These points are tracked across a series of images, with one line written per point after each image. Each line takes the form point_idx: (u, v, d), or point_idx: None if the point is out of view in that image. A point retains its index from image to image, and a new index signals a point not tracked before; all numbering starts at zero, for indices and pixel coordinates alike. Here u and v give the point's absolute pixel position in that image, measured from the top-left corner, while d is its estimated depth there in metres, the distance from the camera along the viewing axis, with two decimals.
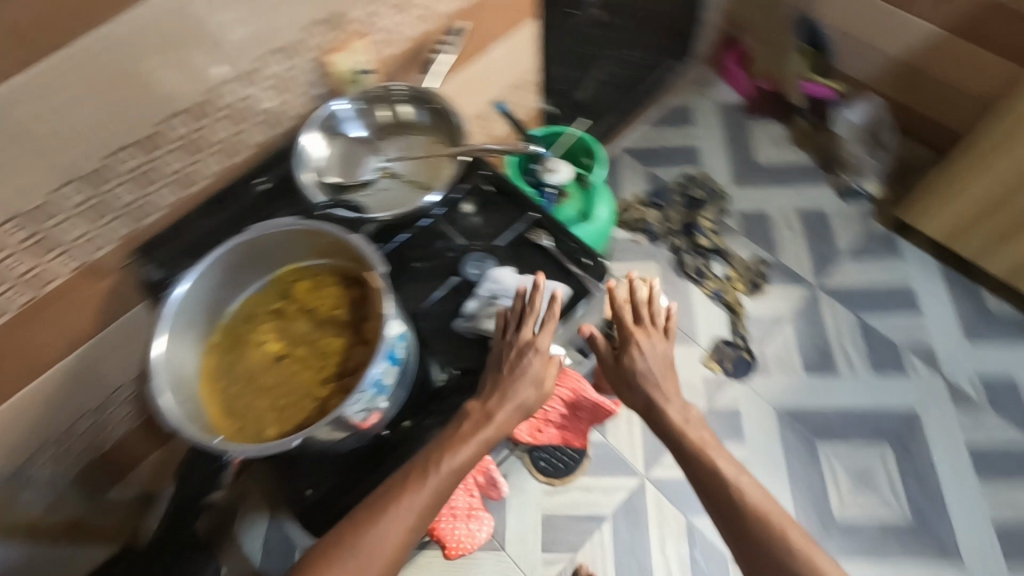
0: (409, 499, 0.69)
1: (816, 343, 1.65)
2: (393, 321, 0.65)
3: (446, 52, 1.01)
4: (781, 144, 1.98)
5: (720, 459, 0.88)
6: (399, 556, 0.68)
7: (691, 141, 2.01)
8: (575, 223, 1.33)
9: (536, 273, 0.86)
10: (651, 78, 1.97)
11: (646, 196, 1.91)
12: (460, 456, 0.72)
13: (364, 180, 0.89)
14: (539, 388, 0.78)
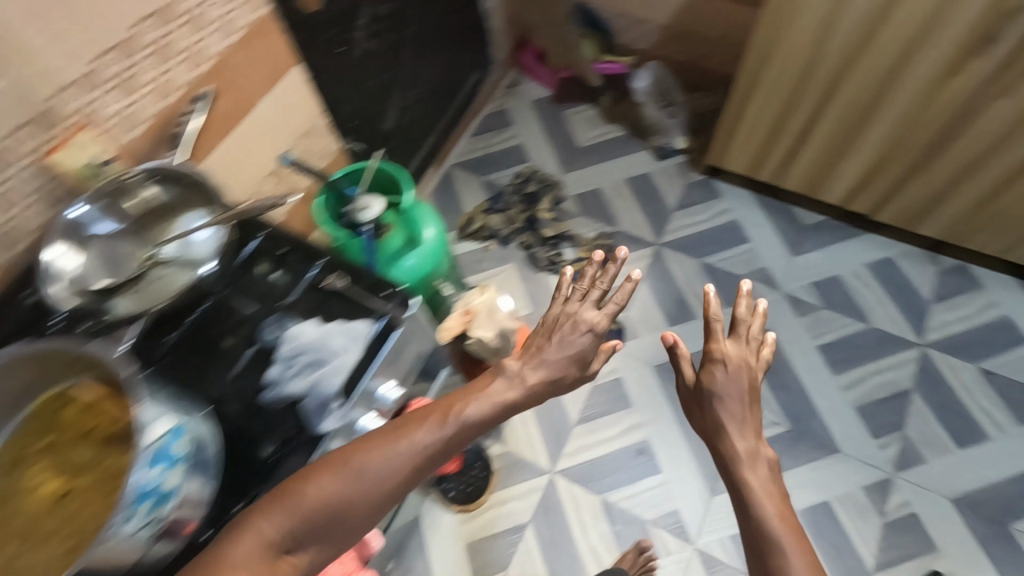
0: (411, 442, 0.71)
1: (670, 295, 1.77)
2: (146, 428, 0.63)
3: (191, 121, 0.96)
4: (595, 123, 2.10)
5: (759, 480, 0.81)
6: (389, 494, 0.68)
7: (513, 141, 2.10)
8: (404, 252, 1.34)
9: (340, 318, 0.83)
10: (458, 93, 2.05)
11: (486, 204, 1.95)
12: (476, 413, 0.76)
13: (130, 275, 0.82)
14: (582, 355, 0.86)
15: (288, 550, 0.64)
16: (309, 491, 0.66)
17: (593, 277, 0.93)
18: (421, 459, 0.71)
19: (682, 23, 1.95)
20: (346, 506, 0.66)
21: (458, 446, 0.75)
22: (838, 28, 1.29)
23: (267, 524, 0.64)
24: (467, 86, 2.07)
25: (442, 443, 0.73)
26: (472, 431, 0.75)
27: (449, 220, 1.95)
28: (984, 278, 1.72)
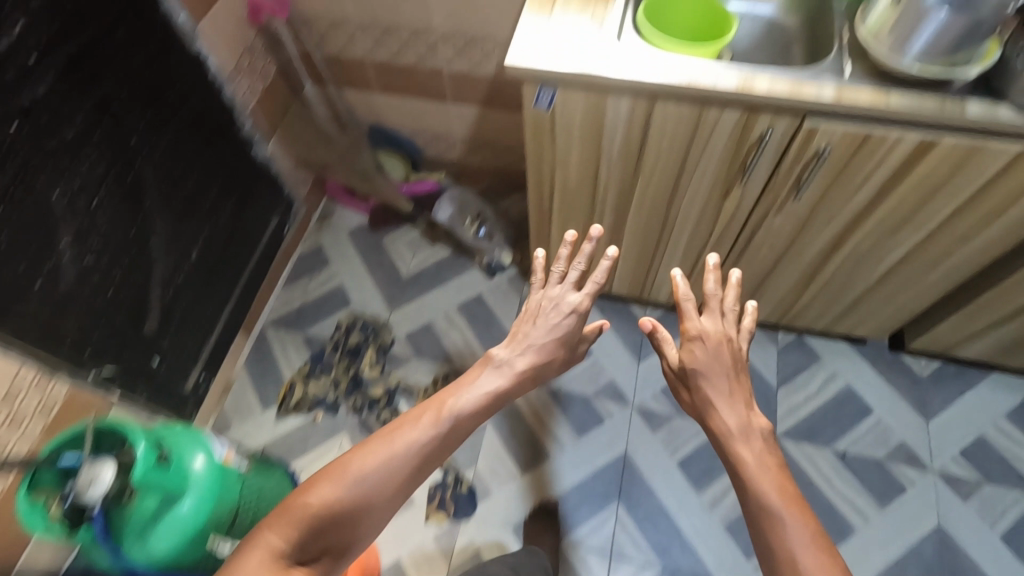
0: (407, 440, 0.88)
1: (521, 434, 1.61)
2: None
3: None
4: (418, 247, 1.96)
5: (743, 458, 0.86)
6: (392, 485, 0.84)
7: (333, 283, 1.91)
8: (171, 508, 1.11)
9: None
10: (259, 245, 1.82)
11: (307, 366, 1.75)
12: (460, 411, 0.94)
13: None
14: (566, 334, 1.08)
15: (299, 560, 0.76)
16: (312, 500, 0.80)
17: (569, 256, 1.12)
18: (423, 454, 0.88)
19: (483, 134, 1.86)
20: (354, 501, 0.81)
21: (453, 440, 0.93)
22: (604, 167, 1.19)
23: (275, 537, 0.77)
24: (268, 234, 1.85)
25: (432, 441, 0.90)
26: (456, 425, 0.93)
27: (267, 393, 1.72)
28: (821, 349, 1.69)
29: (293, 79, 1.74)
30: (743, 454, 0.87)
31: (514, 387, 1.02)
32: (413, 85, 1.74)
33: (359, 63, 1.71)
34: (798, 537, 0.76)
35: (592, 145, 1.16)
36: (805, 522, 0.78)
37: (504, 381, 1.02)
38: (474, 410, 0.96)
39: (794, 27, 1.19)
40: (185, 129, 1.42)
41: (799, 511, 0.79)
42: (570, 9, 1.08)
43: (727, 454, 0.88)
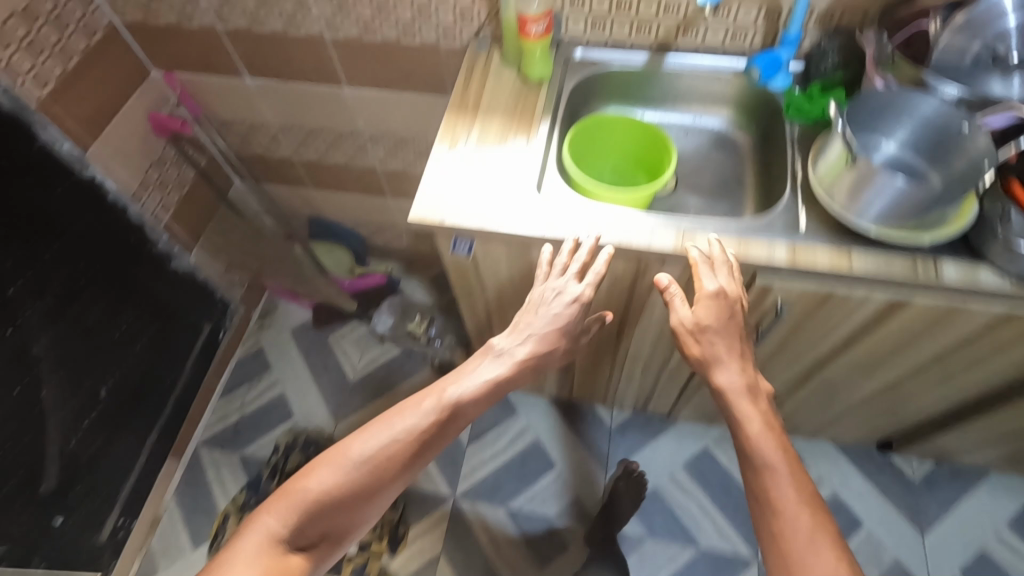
0: (404, 425, 0.82)
1: (477, 567, 1.46)
2: None
3: None
4: (366, 346, 1.81)
5: (760, 432, 0.73)
6: (379, 481, 0.79)
7: (274, 390, 1.76)
8: None
9: None
10: (191, 355, 1.67)
11: (244, 494, 1.58)
12: (459, 397, 0.85)
13: None
14: (570, 326, 0.86)
15: (296, 545, 0.76)
16: (311, 487, 0.77)
17: (574, 249, 0.84)
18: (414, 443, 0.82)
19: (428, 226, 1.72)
20: (345, 493, 0.78)
21: (445, 429, 0.84)
22: None
23: (273, 521, 0.75)
24: (202, 340, 1.70)
25: (429, 429, 0.83)
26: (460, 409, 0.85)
27: (199, 527, 1.57)
28: (803, 451, 1.55)
29: (217, 181, 1.60)
30: (754, 435, 0.73)
31: (516, 378, 0.86)
32: (348, 182, 1.60)
33: (287, 162, 1.58)
34: (800, 526, 0.67)
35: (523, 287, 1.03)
36: (811, 514, 0.67)
37: (527, 349, 0.86)
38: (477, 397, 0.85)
39: (746, 144, 1.06)
40: (83, 260, 1.27)
41: (809, 495, 0.69)
42: (492, 140, 0.94)
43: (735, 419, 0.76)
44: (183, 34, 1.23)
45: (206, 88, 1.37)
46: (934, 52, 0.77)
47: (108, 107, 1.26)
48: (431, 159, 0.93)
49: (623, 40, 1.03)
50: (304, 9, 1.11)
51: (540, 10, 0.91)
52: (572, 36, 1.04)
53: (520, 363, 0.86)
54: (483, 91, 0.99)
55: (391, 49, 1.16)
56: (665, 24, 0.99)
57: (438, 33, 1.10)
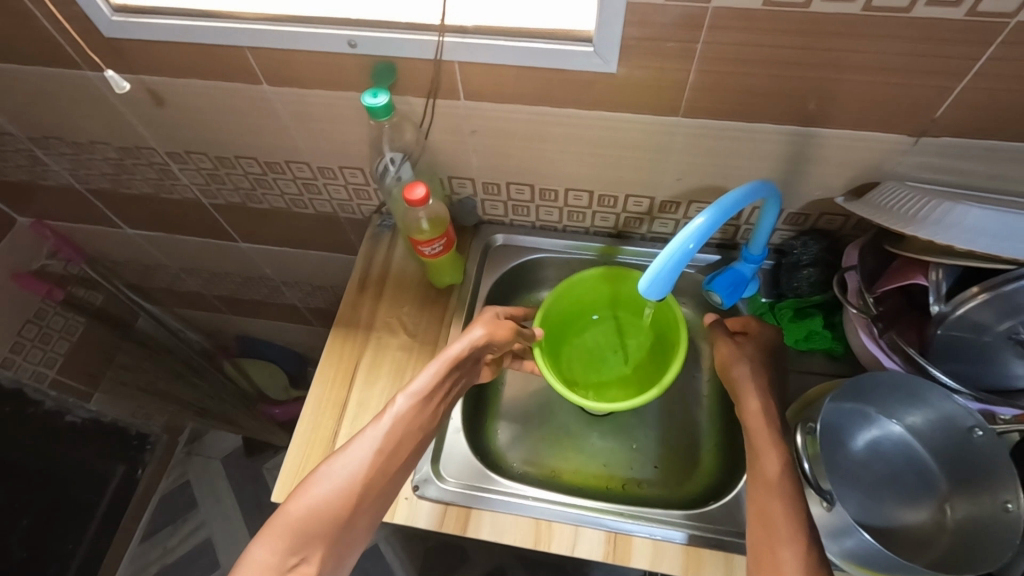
0: (371, 430, 0.61)
1: None
2: None
3: None
4: None
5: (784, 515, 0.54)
6: (368, 482, 0.59)
7: (199, 534, 1.54)
8: None
9: None
10: (98, 510, 1.40)
11: None
12: (417, 388, 0.63)
13: None
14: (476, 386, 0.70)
15: (291, 566, 0.54)
16: (293, 506, 0.56)
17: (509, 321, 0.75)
18: (393, 433, 0.61)
19: None
20: (327, 509, 0.56)
21: (426, 416, 0.64)
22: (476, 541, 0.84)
23: (262, 550, 0.54)
24: (113, 487, 1.43)
25: (406, 415, 0.62)
26: (430, 389, 0.64)
27: None
28: None
29: (118, 316, 1.41)
30: (782, 509, 0.54)
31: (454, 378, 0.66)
32: (270, 312, 1.41)
33: (198, 294, 1.38)
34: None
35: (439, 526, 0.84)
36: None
37: (482, 330, 0.69)
38: (441, 376, 0.65)
39: (710, 349, 0.86)
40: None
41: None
42: (382, 380, 0.76)
43: (769, 488, 0.56)
44: (43, 189, 1.03)
45: (86, 233, 1.18)
46: (940, 324, 0.56)
47: None
48: (308, 402, 0.75)
49: (553, 224, 0.85)
50: (172, 176, 0.92)
51: (434, 226, 0.73)
52: (492, 218, 0.86)
53: (479, 341, 0.68)
54: (377, 303, 0.82)
55: (283, 216, 0.97)
56: (600, 214, 0.81)
57: (333, 205, 0.91)
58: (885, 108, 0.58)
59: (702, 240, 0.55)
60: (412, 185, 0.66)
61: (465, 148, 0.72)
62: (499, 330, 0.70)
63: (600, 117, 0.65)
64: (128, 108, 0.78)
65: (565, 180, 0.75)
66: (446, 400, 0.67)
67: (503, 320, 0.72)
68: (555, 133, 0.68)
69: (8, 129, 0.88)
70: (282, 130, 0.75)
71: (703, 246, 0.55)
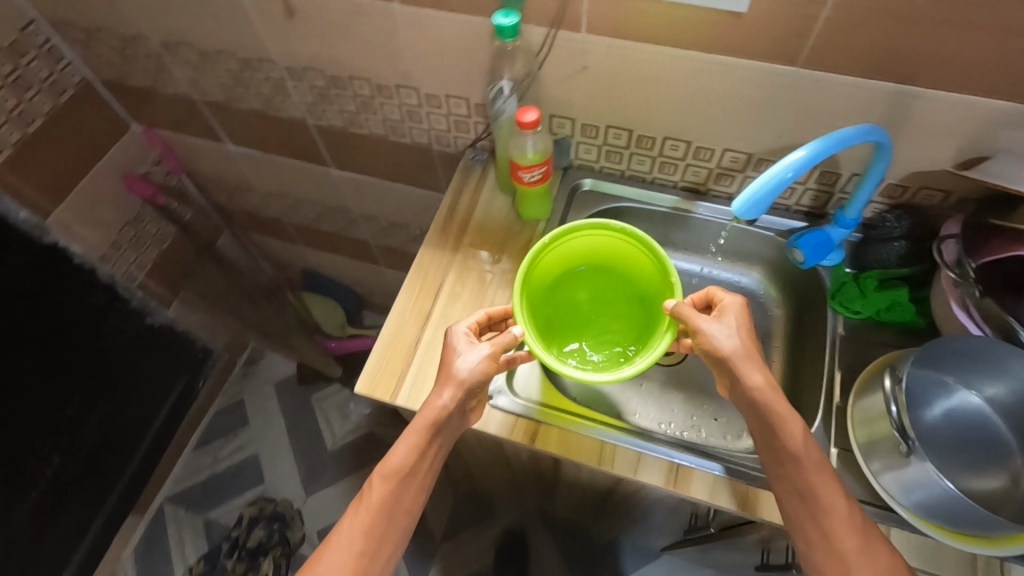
0: (342, 533, 0.63)
1: None
2: None
3: None
4: (348, 412, 1.70)
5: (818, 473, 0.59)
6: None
7: (248, 450, 1.66)
8: None
9: None
10: (161, 409, 1.51)
11: (202, 564, 1.52)
12: (384, 477, 0.64)
13: None
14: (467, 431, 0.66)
15: None
16: None
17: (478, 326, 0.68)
18: (366, 531, 0.63)
19: None
20: None
21: (403, 500, 0.64)
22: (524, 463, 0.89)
23: None
24: (175, 396, 1.54)
25: (377, 506, 0.63)
26: (397, 476, 0.63)
27: None
28: None
29: (202, 232, 1.50)
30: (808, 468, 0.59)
31: (426, 453, 0.64)
32: (339, 246, 1.48)
33: (277, 221, 1.45)
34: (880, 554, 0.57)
35: (491, 448, 0.89)
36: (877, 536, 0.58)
37: (459, 375, 0.63)
38: (415, 453, 0.64)
39: (785, 314, 0.86)
40: (41, 345, 1.13)
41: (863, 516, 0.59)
42: (463, 298, 0.80)
43: (760, 412, 0.61)
44: (162, 96, 1.11)
45: (189, 146, 1.26)
46: None
47: (80, 162, 1.15)
48: (383, 335, 0.78)
49: (641, 174, 0.87)
50: (285, 93, 0.97)
51: (537, 154, 0.75)
52: (582, 162, 0.88)
53: (457, 395, 0.63)
54: (465, 228, 0.85)
55: (380, 142, 1.01)
56: (693, 167, 0.82)
57: (430, 135, 0.95)
58: (1012, 78, 0.57)
59: (801, 170, 0.56)
60: (524, 109, 0.69)
61: (573, 83, 0.75)
62: (485, 367, 0.64)
63: (713, 63, 0.66)
64: (261, 19, 0.83)
65: (663, 128, 0.77)
66: (430, 475, 0.65)
67: (497, 347, 0.64)
68: (662, 79, 0.70)
69: (145, 31, 0.95)
70: (400, 51, 0.80)
71: (800, 175, 0.57)
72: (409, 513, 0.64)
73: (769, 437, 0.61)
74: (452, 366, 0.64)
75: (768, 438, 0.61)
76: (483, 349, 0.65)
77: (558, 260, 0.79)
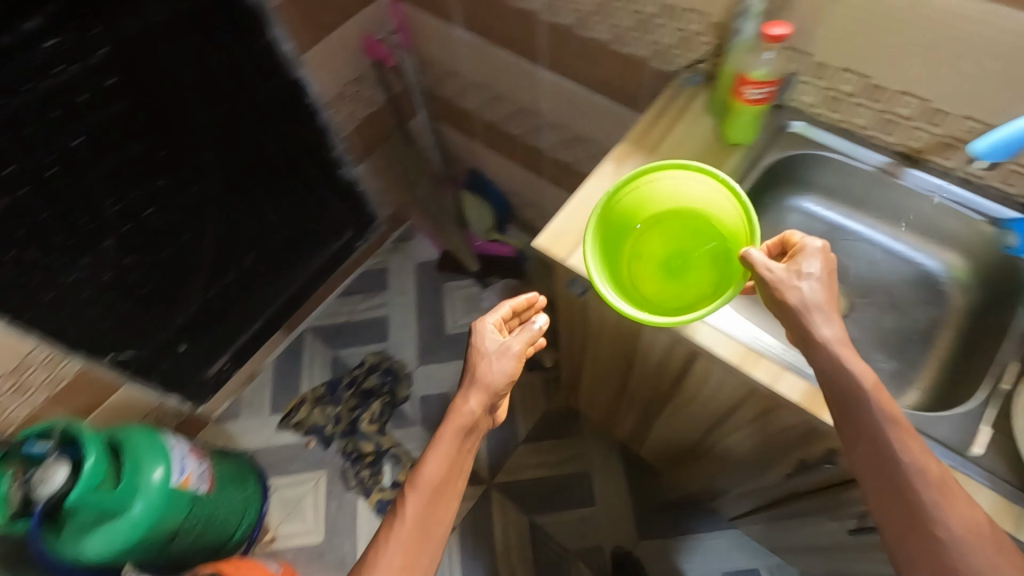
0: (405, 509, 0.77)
1: (482, 559, 1.49)
2: None
3: None
4: (472, 306, 1.86)
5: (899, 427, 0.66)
6: (437, 502, 0.78)
7: (382, 310, 1.88)
8: (124, 494, 1.18)
9: None
10: (326, 250, 1.74)
11: (322, 390, 1.76)
12: (435, 458, 0.80)
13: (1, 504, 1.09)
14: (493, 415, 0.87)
15: None
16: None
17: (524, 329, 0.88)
18: (427, 502, 0.78)
19: None
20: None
21: (451, 474, 0.81)
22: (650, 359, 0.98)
23: None
24: (339, 244, 1.77)
25: (433, 482, 0.79)
26: (442, 455, 0.81)
27: (280, 398, 1.77)
28: None
29: (402, 108, 1.67)
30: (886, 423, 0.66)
31: (460, 432, 0.83)
32: (514, 152, 1.59)
33: (468, 114, 1.59)
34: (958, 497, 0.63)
35: (623, 335, 0.97)
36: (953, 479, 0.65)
37: (488, 369, 0.85)
38: (456, 438, 0.82)
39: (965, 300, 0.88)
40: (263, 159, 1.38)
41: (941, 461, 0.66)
42: None
43: (837, 380, 0.68)
44: None
45: (422, 24, 1.41)
46: None
47: (338, 15, 1.34)
48: (575, 198, 0.88)
49: (857, 128, 0.87)
50: None
51: (768, 74, 0.79)
52: (798, 104, 0.89)
53: (490, 384, 0.85)
54: (666, 136, 0.91)
55: (599, 49, 1.08)
56: (915, 129, 0.81)
57: (652, 49, 1.00)
58: None
59: None
60: (775, 24, 0.72)
61: (825, 15, 0.76)
62: (513, 364, 0.86)
63: (993, 13, 0.65)
64: None
65: (901, 82, 0.77)
66: (466, 455, 0.84)
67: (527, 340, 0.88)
68: (932, 23, 0.69)
69: None
70: None
71: None
72: (452, 489, 0.81)
73: (841, 405, 0.69)
74: (487, 366, 0.85)
75: (838, 403, 0.69)
76: (509, 349, 0.87)
77: (636, 208, 0.83)
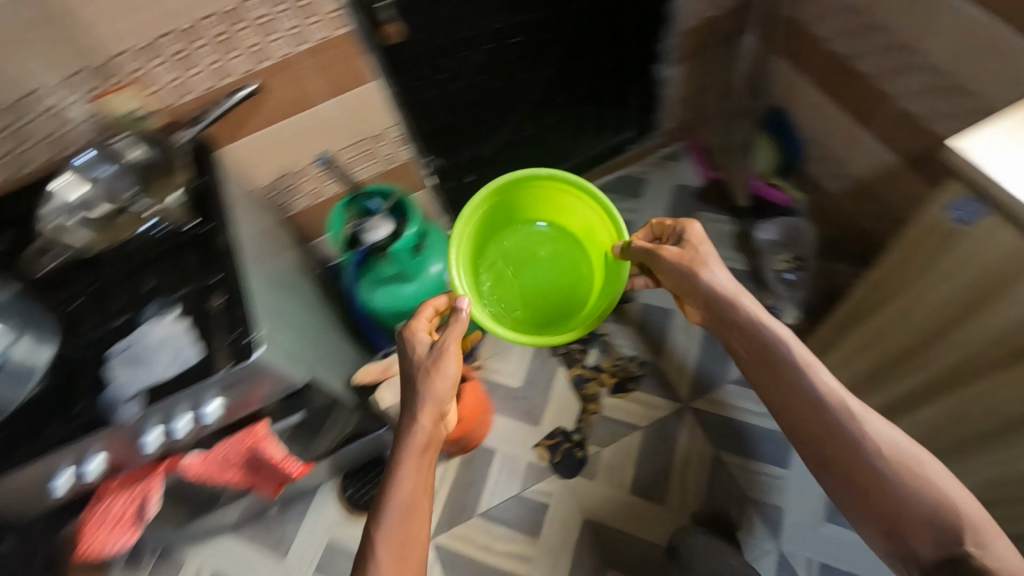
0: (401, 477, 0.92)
1: (657, 464, 1.55)
2: None
3: (213, 116, 1.08)
4: (723, 242, 1.81)
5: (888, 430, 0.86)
6: (416, 496, 0.92)
7: (629, 217, 1.90)
8: (418, 260, 1.38)
9: (207, 330, 0.94)
10: (606, 140, 1.87)
11: None
12: (415, 431, 0.95)
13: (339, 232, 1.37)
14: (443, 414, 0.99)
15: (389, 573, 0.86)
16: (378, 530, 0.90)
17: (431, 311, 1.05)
18: (417, 475, 0.93)
19: (879, 187, 1.51)
20: (400, 534, 0.89)
21: (424, 460, 0.95)
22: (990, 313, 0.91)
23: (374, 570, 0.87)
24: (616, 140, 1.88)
25: (412, 456, 0.94)
26: (420, 435, 0.94)
27: None
28: None
29: (741, 22, 1.63)
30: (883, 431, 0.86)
31: (433, 405, 0.96)
32: (850, 96, 1.49)
33: (816, 43, 1.51)
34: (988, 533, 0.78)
35: (993, 278, 0.88)
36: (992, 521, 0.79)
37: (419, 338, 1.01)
38: (428, 420, 0.95)
39: None
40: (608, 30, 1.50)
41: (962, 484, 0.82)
42: None
43: (761, 349, 0.96)
44: None
45: None
46: None
47: None
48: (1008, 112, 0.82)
49: None
50: None
51: None
52: None
53: (441, 378, 0.95)
54: None
55: None
56: None
57: None
58: None
59: None
60: None
61: None
62: (419, 326, 1.02)
63: None
64: None
65: None
66: (434, 448, 0.96)
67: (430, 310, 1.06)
68: None
69: None
70: None
71: None
72: (423, 471, 0.95)
73: (766, 361, 0.95)
74: (413, 336, 1.01)
75: (759, 358, 0.97)
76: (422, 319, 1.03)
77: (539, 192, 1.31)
